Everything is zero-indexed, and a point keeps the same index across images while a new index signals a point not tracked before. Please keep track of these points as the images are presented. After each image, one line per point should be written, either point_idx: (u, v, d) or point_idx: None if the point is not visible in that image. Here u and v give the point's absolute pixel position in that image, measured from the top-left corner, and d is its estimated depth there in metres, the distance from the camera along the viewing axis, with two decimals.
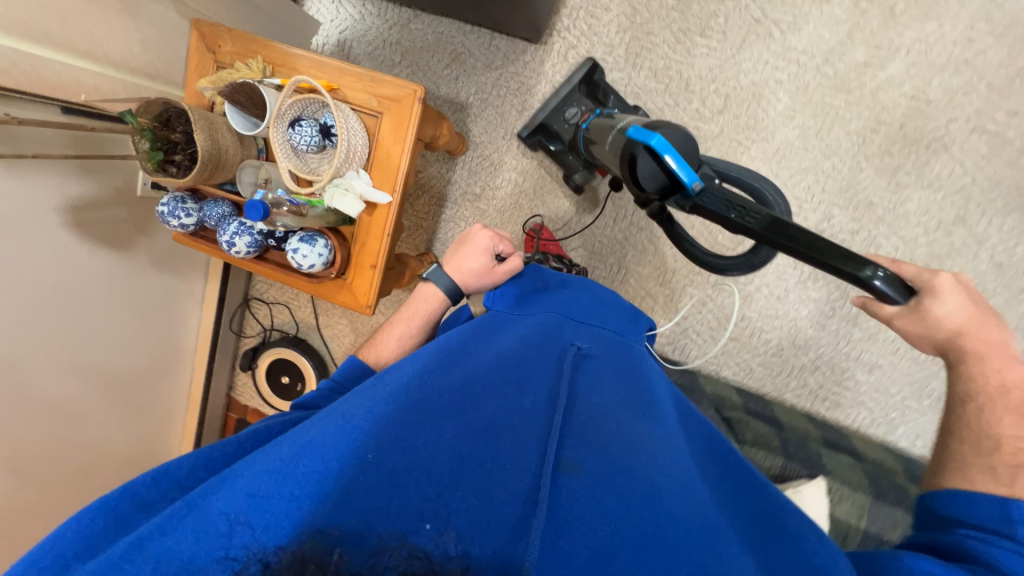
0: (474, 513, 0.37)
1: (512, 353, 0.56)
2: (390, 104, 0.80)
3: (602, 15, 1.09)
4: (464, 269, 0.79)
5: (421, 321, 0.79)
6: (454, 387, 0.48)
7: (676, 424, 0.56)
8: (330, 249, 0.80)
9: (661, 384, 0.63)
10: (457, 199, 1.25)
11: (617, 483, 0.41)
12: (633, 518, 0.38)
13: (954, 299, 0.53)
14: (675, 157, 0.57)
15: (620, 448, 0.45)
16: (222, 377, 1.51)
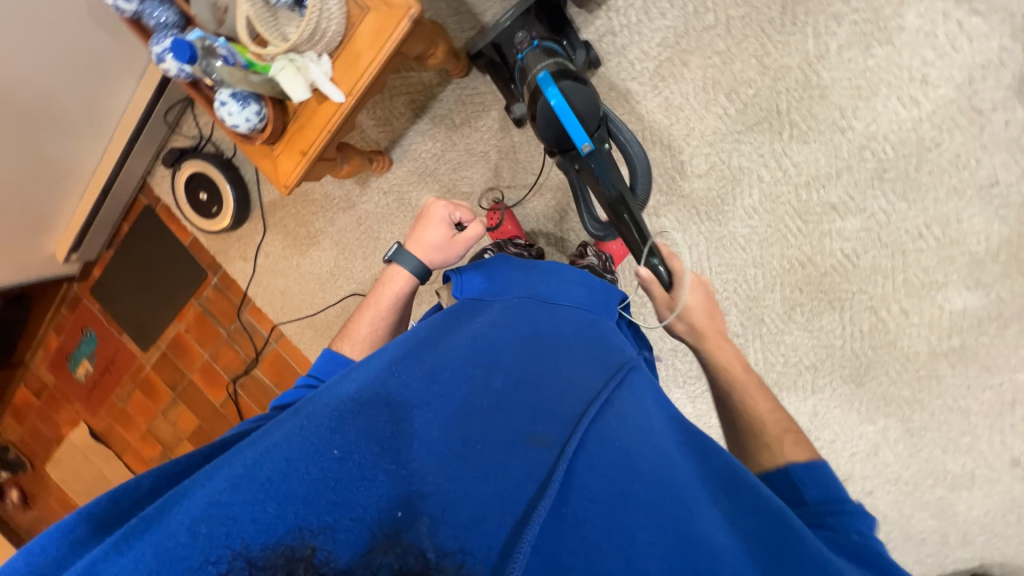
0: (448, 500, 0.46)
1: (480, 339, 0.65)
2: (380, 4, 0.74)
3: (655, 18, 1.02)
4: (427, 243, 0.93)
5: (393, 304, 0.90)
6: (417, 387, 0.56)
7: (644, 397, 0.65)
8: (260, 118, 0.78)
9: (636, 360, 0.71)
10: (435, 117, 1.23)
11: (590, 456, 0.52)
12: (604, 490, 0.49)
13: (696, 293, 0.87)
14: (570, 122, 0.84)
15: (595, 422, 0.56)
16: (142, 159, 1.47)
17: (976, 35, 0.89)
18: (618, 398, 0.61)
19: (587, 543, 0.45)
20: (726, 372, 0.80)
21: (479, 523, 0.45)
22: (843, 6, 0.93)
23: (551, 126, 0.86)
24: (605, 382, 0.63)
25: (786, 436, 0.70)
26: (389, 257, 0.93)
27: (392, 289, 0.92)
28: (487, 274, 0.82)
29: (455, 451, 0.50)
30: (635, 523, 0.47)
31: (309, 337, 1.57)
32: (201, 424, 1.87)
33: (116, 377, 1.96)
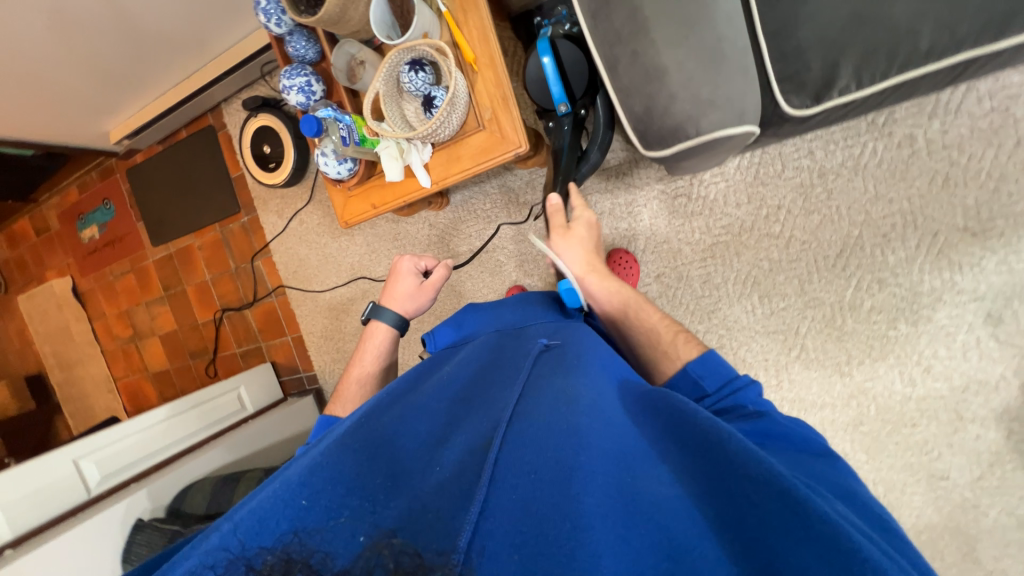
0: (418, 515, 0.41)
1: (447, 376, 0.63)
2: (495, 127, 0.78)
3: (729, 204, 1.08)
4: (399, 296, 0.92)
5: (376, 359, 0.88)
6: (384, 422, 0.54)
7: (598, 374, 0.56)
8: (349, 172, 0.85)
9: (593, 349, 0.63)
10: (503, 185, 1.29)
11: (536, 445, 0.45)
12: (551, 461, 0.43)
13: (583, 231, 0.85)
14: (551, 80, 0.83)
15: (542, 410, 0.49)
16: (226, 90, 1.51)
17: (988, 356, 0.96)
18: (564, 380, 0.54)
19: (533, 521, 0.39)
20: (616, 292, 0.78)
21: (433, 523, 0.40)
22: (890, 276, 0.99)
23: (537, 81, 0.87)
24: (550, 376, 0.56)
25: (677, 335, 0.69)
26: (367, 314, 0.92)
27: (374, 345, 0.90)
28: (457, 323, 0.84)
29: (416, 477, 0.45)
30: (581, 488, 0.40)
31: (309, 308, 1.64)
32: (180, 330, 1.96)
33: (116, 253, 2.00)
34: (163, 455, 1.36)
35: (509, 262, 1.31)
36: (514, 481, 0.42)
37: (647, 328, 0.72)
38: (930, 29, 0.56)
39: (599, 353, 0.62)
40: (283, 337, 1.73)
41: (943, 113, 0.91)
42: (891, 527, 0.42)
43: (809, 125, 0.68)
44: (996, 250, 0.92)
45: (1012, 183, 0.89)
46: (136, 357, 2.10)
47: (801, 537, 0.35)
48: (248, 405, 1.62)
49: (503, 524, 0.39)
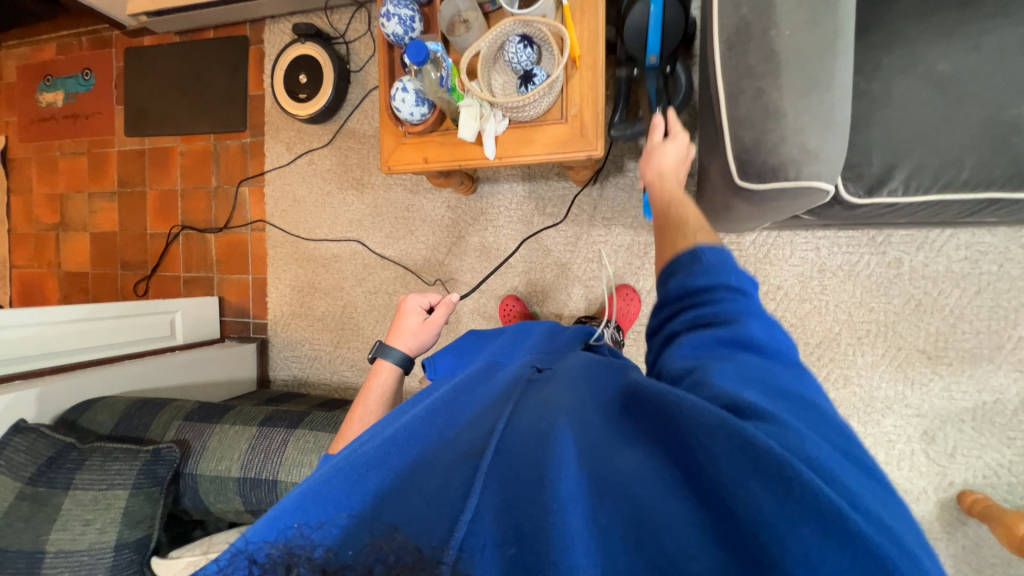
0: (396, 513, 0.37)
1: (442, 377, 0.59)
2: (575, 124, 0.80)
3: None
4: (401, 341, 0.87)
5: (381, 399, 0.80)
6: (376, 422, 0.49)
7: (579, 375, 0.52)
8: (420, 117, 0.82)
9: (584, 359, 0.60)
10: (533, 193, 1.30)
11: (519, 441, 0.41)
12: (531, 455, 0.39)
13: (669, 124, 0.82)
14: (653, 33, 0.92)
15: (527, 409, 0.45)
16: (279, 7, 1.43)
17: (916, 469, 1.07)
18: (542, 382, 0.52)
19: (513, 524, 0.35)
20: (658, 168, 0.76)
21: (428, 515, 0.36)
22: (854, 376, 1.10)
23: (636, 32, 0.94)
24: (540, 379, 0.53)
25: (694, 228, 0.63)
26: (370, 354, 0.86)
27: (378, 385, 0.83)
28: (456, 352, 0.84)
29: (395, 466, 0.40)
30: (553, 474, 0.37)
31: (285, 252, 1.52)
32: (120, 234, 1.73)
33: (74, 130, 1.76)
34: (65, 360, 1.15)
35: (516, 266, 1.31)
36: (492, 481, 0.38)
37: (681, 216, 0.65)
38: (971, 164, 0.66)
39: (583, 361, 0.59)
40: (243, 275, 1.58)
41: (930, 248, 1.05)
42: (863, 448, 0.39)
43: (852, 214, 0.76)
44: (942, 376, 1.05)
45: (967, 324, 1.03)
46: (50, 248, 1.81)
47: (754, 481, 0.32)
48: (177, 335, 1.44)
49: (491, 523, 0.35)
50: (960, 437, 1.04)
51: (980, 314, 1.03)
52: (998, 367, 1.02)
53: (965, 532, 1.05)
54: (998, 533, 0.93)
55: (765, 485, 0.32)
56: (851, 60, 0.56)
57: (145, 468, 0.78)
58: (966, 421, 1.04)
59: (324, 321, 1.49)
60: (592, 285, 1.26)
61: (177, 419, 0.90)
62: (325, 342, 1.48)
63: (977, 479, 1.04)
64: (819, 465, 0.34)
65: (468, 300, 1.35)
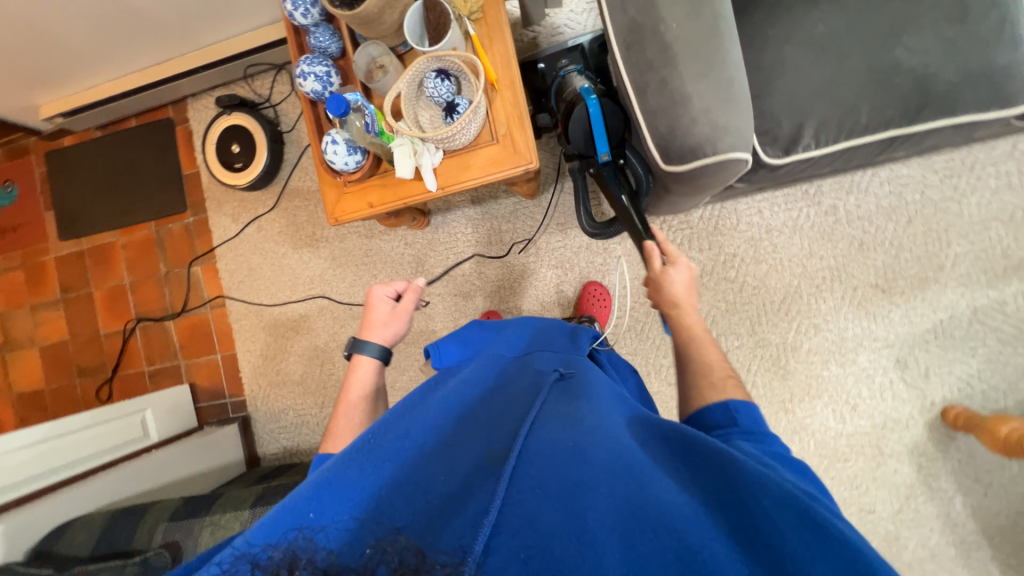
0: (420, 525, 0.39)
1: (455, 390, 0.62)
2: (507, 143, 0.83)
3: (693, 249, 1.20)
4: (376, 329, 0.87)
5: (364, 393, 0.83)
6: (391, 434, 0.52)
7: (599, 399, 0.57)
8: (356, 165, 0.83)
9: (594, 376, 0.65)
10: (486, 214, 1.32)
11: (549, 457, 0.44)
12: (559, 473, 0.43)
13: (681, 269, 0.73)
14: (598, 130, 0.89)
15: (563, 427, 0.49)
16: (197, 84, 1.42)
17: (898, 397, 1.12)
18: (567, 403, 0.55)
19: (540, 537, 0.38)
20: (685, 330, 0.70)
21: (452, 526, 0.38)
22: (823, 323, 1.15)
23: (581, 133, 0.91)
24: (564, 399, 0.56)
25: (726, 379, 0.62)
26: (345, 348, 0.86)
27: (358, 381, 0.85)
28: (460, 340, 0.85)
29: (421, 489, 0.43)
30: (584, 503, 0.40)
31: (251, 323, 1.48)
32: (72, 341, 1.64)
33: (4, 245, 1.68)
34: (26, 488, 1.07)
35: (485, 288, 1.32)
36: (516, 496, 0.41)
37: (703, 363, 0.65)
38: (867, 110, 0.72)
39: (597, 379, 0.64)
40: (211, 356, 1.53)
41: (858, 190, 1.13)
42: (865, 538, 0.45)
43: (777, 175, 0.80)
44: (900, 305, 1.11)
45: (908, 252, 1.11)
46: None
47: (790, 536, 0.39)
48: (152, 434, 1.37)
49: (510, 538, 0.37)
50: (929, 358, 1.10)
51: (917, 241, 1.10)
52: (945, 285, 1.09)
53: (956, 446, 1.10)
54: (985, 440, 0.99)
55: (796, 543, 0.39)
56: (737, 40, 0.61)
57: None
58: (930, 342, 1.10)
59: (304, 385, 1.45)
60: (562, 291, 1.28)
61: (164, 521, 0.85)
62: (309, 406, 1.44)
63: (955, 394, 1.09)
64: (839, 530, 0.40)
65: (445, 331, 1.34)
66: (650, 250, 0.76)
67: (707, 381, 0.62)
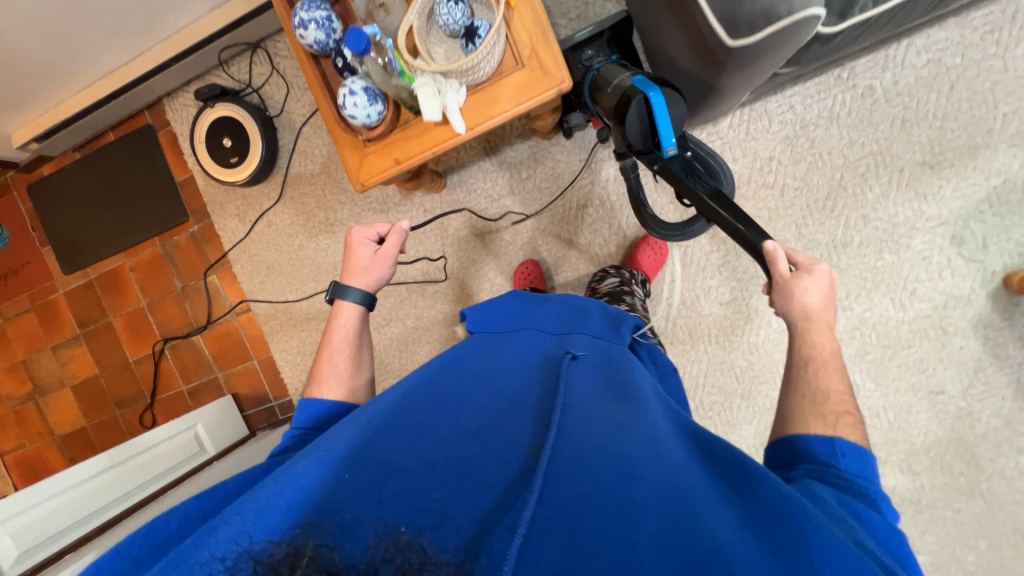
0: (449, 526, 0.43)
1: (499, 381, 0.65)
2: (535, 66, 0.76)
3: (726, 160, 1.15)
4: (357, 273, 0.88)
5: (348, 337, 0.86)
6: (434, 421, 0.56)
7: (647, 411, 0.58)
8: (378, 117, 0.77)
9: (632, 378, 0.67)
10: (503, 163, 1.25)
11: (591, 472, 0.46)
12: (601, 491, 0.45)
13: (819, 281, 0.65)
14: (662, 121, 0.75)
15: (612, 443, 0.50)
16: (170, 80, 1.33)
17: (958, 273, 1.10)
18: (627, 414, 0.57)
19: (570, 553, 0.39)
20: (810, 348, 0.64)
21: (484, 538, 0.41)
22: (872, 212, 1.11)
23: (641, 127, 0.77)
24: (613, 409, 0.58)
25: (841, 416, 0.58)
26: (328, 293, 0.88)
27: (343, 324, 0.88)
28: (493, 307, 0.89)
29: (460, 486, 0.47)
30: (629, 525, 0.41)
31: (281, 322, 1.44)
32: (102, 374, 1.61)
33: (8, 291, 1.62)
34: (104, 516, 1.05)
35: (515, 241, 1.28)
36: (547, 509, 0.43)
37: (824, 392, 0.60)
38: None
39: (643, 385, 0.66)
40: (247, 363, 1.50)
41: (894, 65, 1.06)
42: None
43: (829, 47, 0.75)
44: (950, 179, 1.07)
45: (953, 122, 1.05)
46: (35, 419, 1.67)
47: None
48: (208, 447, 1.35)
49: (542, 549, 0.40)
50: (986, 228, 1.07)
51: (962, 108, 1.05)
52: (996, 150, 1.05)
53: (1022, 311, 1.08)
54: None
55: None
56: None
57: None
58: (986, 211, 1.07)
59: None
60: (595, 230, 1.23)
61: None
62: None
63: (1016, 260, 1.07)
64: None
65: (482, 293, 1.31)
66: (777, 252, 0.65)
67: (816, 412, 0.58)
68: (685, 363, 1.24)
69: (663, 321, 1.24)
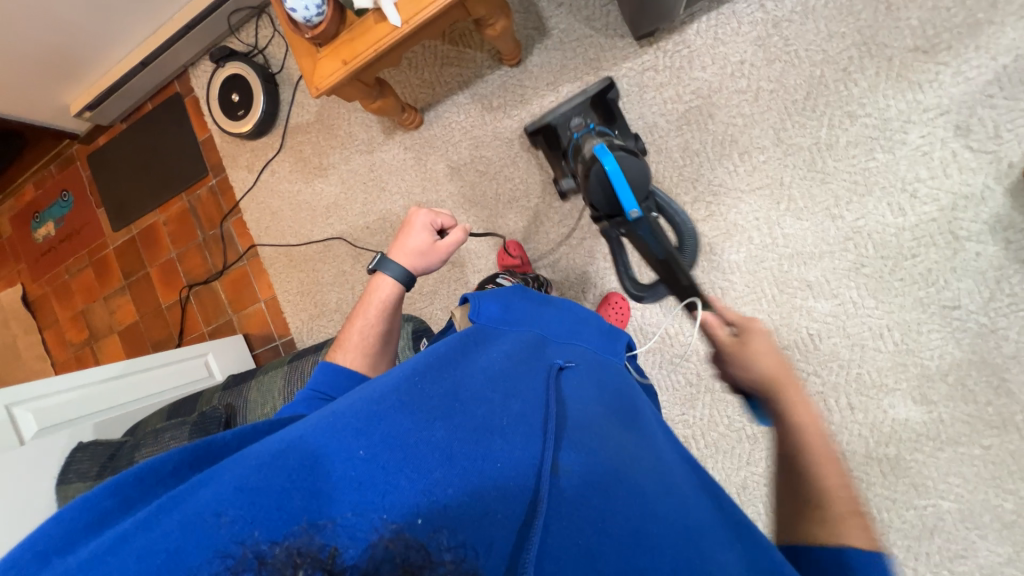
0: (467, 525, 0.38)
1: (506, 360, 0.57)
2: None
3: (695, 68, 1.11)
4: (408, 252, 0.84)
5: (382, 311, 0.81)
6: (440, 394, 0.48)
7: (652, 439, 0.57)
8: (319, 14, 0.85)
9: (635, 400, 0.65)
10: (476, 95, 1.29)
11: (606, 491, 0.44)
12: (620, 519, 0.42)
13: (768, 344, 0.64)
14: (619, 187, 0.81)
15: (625, 467, 0.48)
16: (192, 48, 1.51)
17: (967, 168, 0.98)
18: (629, 438, 0.53)
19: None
20: (798, 430, 0.59)
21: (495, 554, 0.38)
22: (859, 108, 1.03)
23: (603, 189, 0.83)
24: (622, 430, 0.54)
25: (850, 516, 0.52)
26: (371, 264, 0.83)
27: (378, 300, 0.83)
28: (502, 300, 0.70)
29: (475, 486, 0.41)
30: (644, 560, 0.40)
31: (283, 264, 1.56)
32: (142, 319, 1.81)
33: (72, 248, 1.88)
34: (111, 411, 1.19)
35: (488, 171, 1.30)
36: (564, 528, 0.41)
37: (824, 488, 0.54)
38: None
39: (644, 413, 0.63)
40: (255, 305, 1.62)
41: None
42: None
43: None
44: (949, 64, 0.97)
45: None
46: (89, 362, 1.90)
47: None
48: (215, 373, 1.48)
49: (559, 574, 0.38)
50: (996, 114, 0.95)
51: None
52: (1001, 25, 0.94)
53: None
54: None
55: None
56: None
57: (195, 427, 0.93)
58: (996, 95, 0.95)
59: (340, 311, 1.49)
60: None
61: (219, 393, 1.07)
62: None
63: None
64: None
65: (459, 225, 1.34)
66: (709, 324, 0.71)
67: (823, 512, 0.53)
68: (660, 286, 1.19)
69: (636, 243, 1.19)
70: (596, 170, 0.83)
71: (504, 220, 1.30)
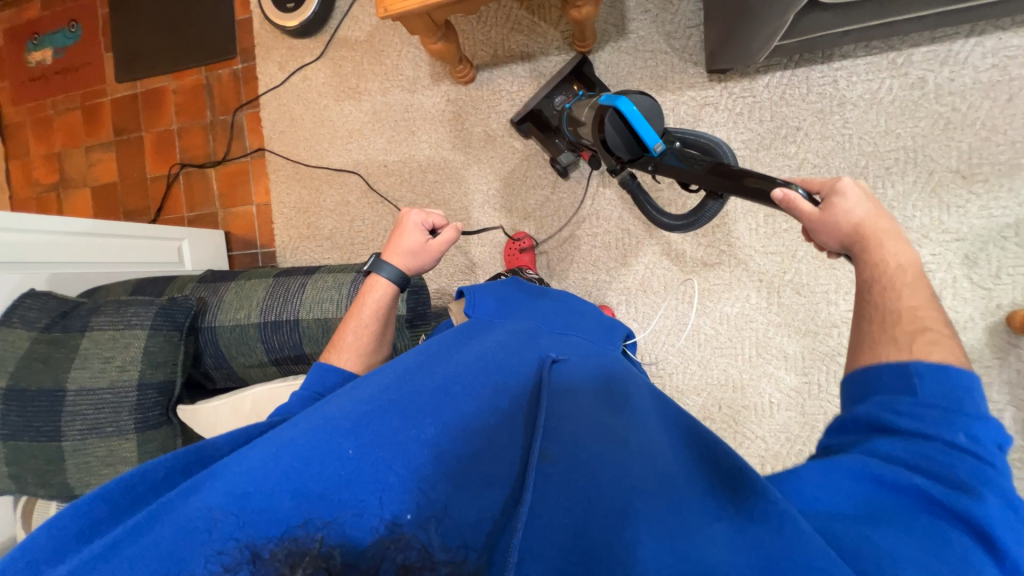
0: (450, 511, 0.40)
1: (493, 353, 0.58)
2: None
3: (752, 119, 1.12)
4: (400, 252, 0.82)
5: (375, 313, 0.79)
6: (428, 393, 0.50)
7: (642, 411, 0.54)
8: None
9: (628, 378, 0.62)
10: (535, 71, 1.26)
11: (583, 468, 0.44)
12: (600, 495, 0.42)
13: (854, 197, 0.59)
14: (641, 124, 0.77)
15: (607, 443, 0.46)
16: None
17: (961, 296, 1.03)
18: (616, 415, 0.52)
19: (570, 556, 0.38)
20: (871, 268, 0.56)
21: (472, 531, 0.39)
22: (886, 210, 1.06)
23: (622, 135, 0.79)
24: (608, 407, 0.53)
25: (918, 334, 0.48)
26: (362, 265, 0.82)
27: (373, 301, 0.81)
28: (497, 295, 0.76)
29: (458, 474, 0.43)
30: (631, 530, 0.39)
31: (287, 175, 1.50)
32: (121, 181, 1.71)
33: (66, 84, 1.74)
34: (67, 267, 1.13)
35: (522, 151, 1.28)
36: (541, 504, 0.41)
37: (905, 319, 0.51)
38: None
39: (634, 386, 0.61)
40: (245, 207, 1.56)
41: (954, 62, 1.01)
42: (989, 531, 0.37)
43: None
44: (979, 196, 1.01)
45: (1001, 135, 1.00)
46: (53, 209, 1.79)
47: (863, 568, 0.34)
48: (187, 264, 1.40)
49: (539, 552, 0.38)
50: (1003, 256, 1.00)
51: (1014, 124, 0.99)
52: None
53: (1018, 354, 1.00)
54: None
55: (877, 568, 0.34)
56: None
57: (163, 311, 0.92)
58: (1009, 238, 1.00)
59: (332, 240, 1.45)
60: None
61: (193, 281, 1.03)
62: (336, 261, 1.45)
63: None
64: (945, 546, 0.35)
65: (477, 194, 1.32)
66: (792, 197, 0.61)
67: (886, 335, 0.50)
68: (649, 314, 1.21)
69: (642, 268, 1.21)
70: (610, 115, 0.78)
71: (523, 204, 1.29)
